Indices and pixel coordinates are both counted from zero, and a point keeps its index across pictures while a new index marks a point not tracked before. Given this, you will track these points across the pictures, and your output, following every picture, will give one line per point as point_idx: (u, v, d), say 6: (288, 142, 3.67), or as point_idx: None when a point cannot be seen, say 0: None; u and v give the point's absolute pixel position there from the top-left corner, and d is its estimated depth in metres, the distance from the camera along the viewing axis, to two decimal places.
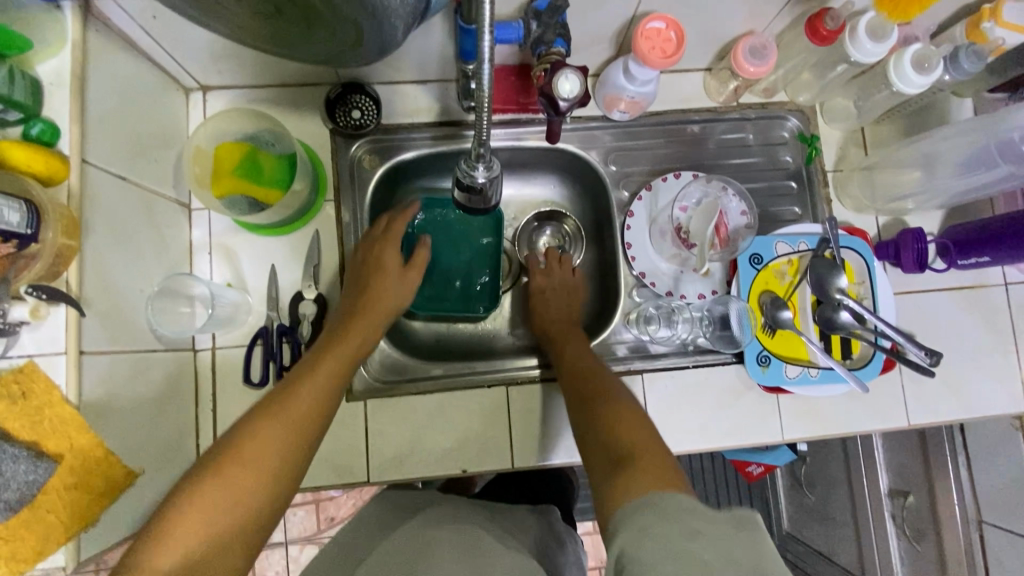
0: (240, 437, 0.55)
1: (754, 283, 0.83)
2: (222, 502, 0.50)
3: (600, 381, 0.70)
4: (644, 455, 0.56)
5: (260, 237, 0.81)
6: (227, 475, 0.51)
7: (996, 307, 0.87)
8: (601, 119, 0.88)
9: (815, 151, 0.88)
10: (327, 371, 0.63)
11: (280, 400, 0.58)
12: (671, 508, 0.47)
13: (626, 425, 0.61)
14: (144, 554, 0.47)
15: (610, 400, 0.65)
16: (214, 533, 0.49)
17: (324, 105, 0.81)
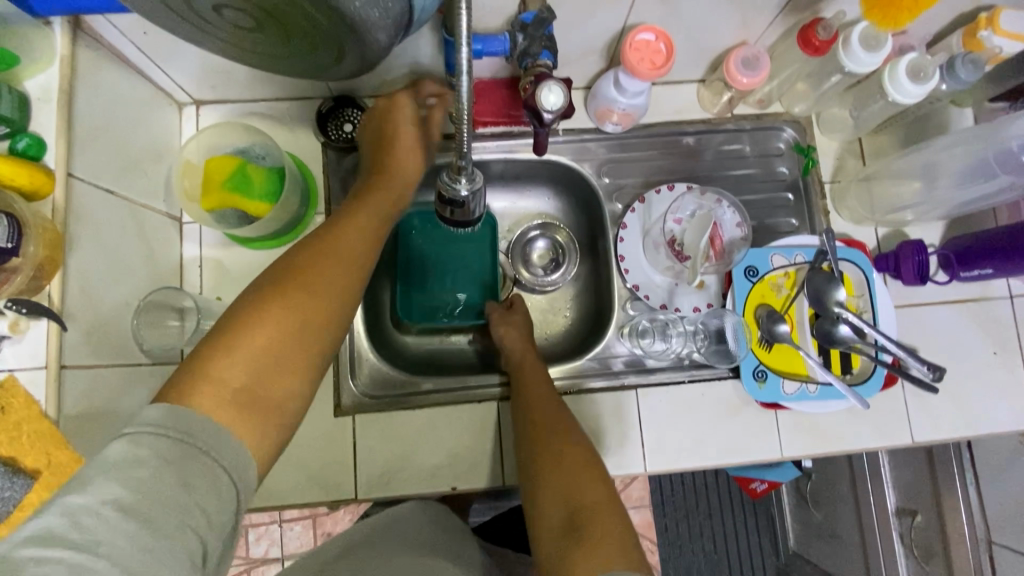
0: (296, 265, 0.53)
1: (750, 295, 0.81)
2: (284, 326, 0.50)
3: (554, 418, 0.68)
4: (594, 516, 0.56)
5: (250, 250, 0.80)
6: (289, 301, 0.50)
7: (1001, 320, 0.85)
8: (594, 131, 0.88)
9: (812, 162, 0.87)
10: (369, 217, 0.61)
11: (330, 241, 0.56)
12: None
13: (579, 480, 0.60)
14: (211, 361, 0.46)
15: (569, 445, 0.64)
16: (277, 362, 0.49)
17: (316, 119, 0.81)
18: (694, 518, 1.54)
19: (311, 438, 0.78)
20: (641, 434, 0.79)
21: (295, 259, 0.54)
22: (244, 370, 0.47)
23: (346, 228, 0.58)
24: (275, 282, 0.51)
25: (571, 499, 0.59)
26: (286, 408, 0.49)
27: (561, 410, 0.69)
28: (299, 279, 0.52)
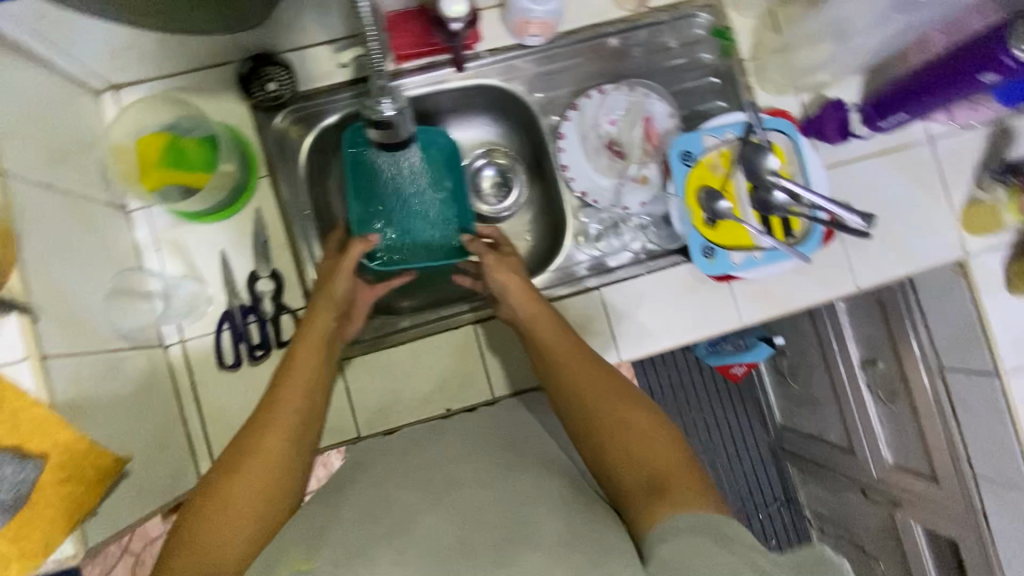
0: (243, 444, 0.61)
1: (688, 179, 0.84)
2: (233, 493, 0.57)
3: (594, 380, 0.62)
4: (673, 478, 0.52)
5: (203, 225, 0.81)
6: (225, 481, 0.58)
7: (923, 162, 0.91)
8: (517, 48, 0.88)
9: (730, 43, 0.90)
10: (301, 364, 0.68)
11: (258, 412, 0.64)
12: (720, 531, 0.45)
13: (650, 441, 0.56)
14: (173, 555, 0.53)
15: (621, 401, 0.59)
16: (227, 526, 0.55)
17: (239, 82, 0.80)
18: (686, 412, 1.65)
19: None
20: (610, 328, 0.85)
21: (246, 436, 0.61)
22: (201, 542, 0.53)
23: (288, 388, 0.65)
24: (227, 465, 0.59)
25: (643, 459, 0.54)
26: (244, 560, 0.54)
27: (595, 369, 0.64)
28: (246, 456, 0.59)
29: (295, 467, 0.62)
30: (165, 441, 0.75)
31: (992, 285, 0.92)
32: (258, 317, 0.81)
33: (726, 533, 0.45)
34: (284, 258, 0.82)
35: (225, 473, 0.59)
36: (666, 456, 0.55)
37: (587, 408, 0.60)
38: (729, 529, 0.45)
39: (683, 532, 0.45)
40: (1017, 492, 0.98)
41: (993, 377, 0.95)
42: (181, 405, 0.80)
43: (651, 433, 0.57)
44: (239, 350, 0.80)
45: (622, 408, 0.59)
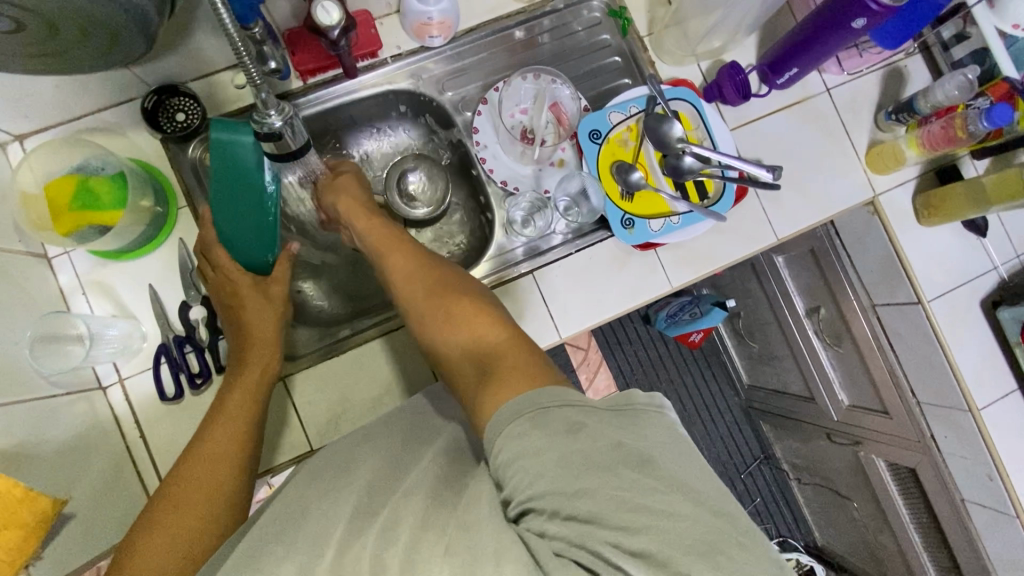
0: (178, 477, 0.63)
1: (601, 156, 0.89)
2: (174, 529, 0.59)
3: (432, 284, 0.69)
4: (502, 354, 0.58)
5: (127, 262, 0.81)
6: (165, 515, 0.60)
7: (823, 112, 0.95)
8: (422, 51, 0.90)
9: (627, 22, 0.93)
10: (240, 399, 0.70)
11: (200, 442, 0.66)
12: (538, 406, 0.48)
13: (477, 325, 0.62)
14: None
15: (457, 301, 0.66)
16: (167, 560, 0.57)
17: (145, 117, 0.81)
18: (656, 386, 1.68)
19: None
20: (547, 308, 0.87)
21: (182, 472, 0.63)
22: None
23: (221, 420, 0.68)
24: (163, 496, 0.62)
25: (476, 347, 0.61)
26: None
27: (441, 277, 0.69)
28: (183, 490, 0.62)
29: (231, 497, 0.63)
30: (112, 482, 0.74)
31: (903, 219, 0.97)
32: (195, 346, 0.81)
33: (540, 402, 0.48)
34: None
35: (163, 507, 0.60)
36: (491, 335, 0.61)
37: (433, 315, 0.66)
38: (541, 398, 0.48)
39: (501, 414, 0.49)
40: (957, 412, 1.03)
41: (917, 306, 0.99)
42: (128, 444, 0.79)
43: (486, 319, 0.63)
44: (179, 381, 0.80)
45: (461, 308, 0.64)
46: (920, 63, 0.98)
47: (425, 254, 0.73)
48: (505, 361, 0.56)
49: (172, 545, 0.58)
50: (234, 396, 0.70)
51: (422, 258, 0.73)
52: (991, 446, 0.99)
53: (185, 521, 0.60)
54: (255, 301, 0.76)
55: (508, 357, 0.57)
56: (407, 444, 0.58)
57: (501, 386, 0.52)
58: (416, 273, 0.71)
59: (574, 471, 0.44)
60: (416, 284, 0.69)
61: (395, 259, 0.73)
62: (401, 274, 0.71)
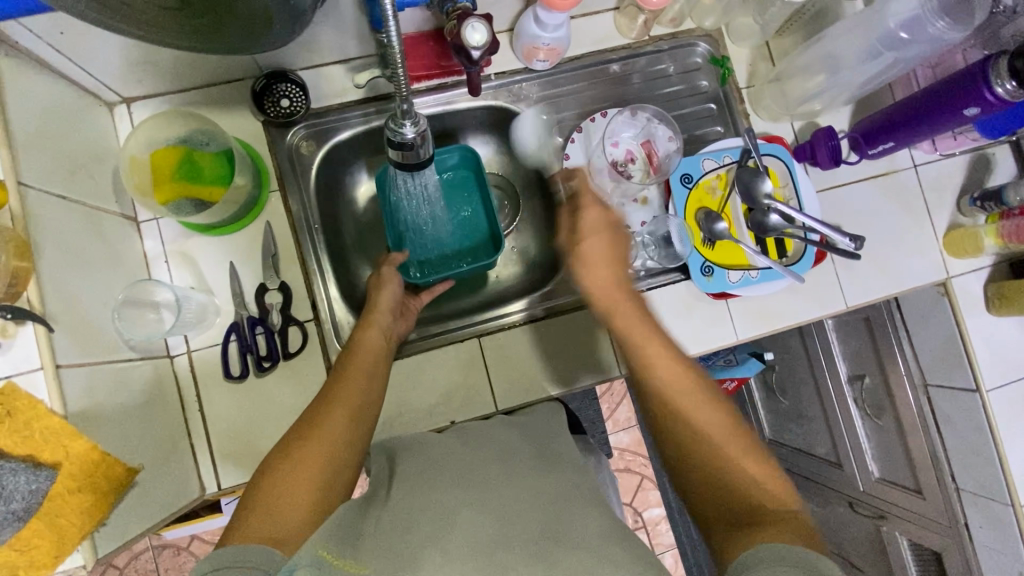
0: (312, 418, 0.65)
1: (687, 201, 0.90)
2: (304, 464, 0.60)
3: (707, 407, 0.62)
4: (777, 513, 0.54)
5: (213, 237, 0.82)
6: (299, 449, 0.61)
7: (907, 188, 0.96)
8: (524, 71, 0.91)
9: (727, 72, 0.94)
10: (365, 359, 0.73)
11: (333, 393, 0.68)
12: (803, 561, 0.46)
13: (751, 475, 0.58)
14: (249, 512, 0.56)
15: (731, 442, 0.60)
16: (297, 492, 0.58)
17: (252, 98, 0.83)
18: None
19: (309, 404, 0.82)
20: (612, 341, 0.88)
21: (315, 414, 0.65)
22: (274, 507, 0.56)
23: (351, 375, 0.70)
24: (296, 437, 0.63)
25: (746, 496, 0.56)
26: (298, 527, 0.56)
27: (694, 384, 0.63)
28: (315, 429, 0.64)
29: (355, 448, 0.65)
30: (169, 453, 0.74)
31: (972, 305, 0.97)
32: (266, 329, 0.81)
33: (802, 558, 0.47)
34: (293, 271, 0.83)
35: (297, 441, 0.62)
36: (766, 490, 0.57)
37: (682, 429, 0.61)
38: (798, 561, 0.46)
39: (763, 552, 0.48)
40: (998, 506, 1.01)
41: (975, 393, 0.98)
42: (186, 417, 0.80)
43: (764, 471, 0.59)
44: (246, 362, 0.80)
45: (739, 455, 0.59)
46: (1008, 154, 0.98)
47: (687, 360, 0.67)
48: (781, 521, 0.53)
49: (304, 487, 0.59)
50: (359, 356, 0.73)
51: (679, 362, 0.65)
52: None
53: (315, 466, 0.61)
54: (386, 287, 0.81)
55: (783, 516, 0.53)
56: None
57: (766, 533, 0.51)
58: (677, 379, 0.63)
59: None
60: (684, 392, 0.63)
61: (655, 355, 0.65)
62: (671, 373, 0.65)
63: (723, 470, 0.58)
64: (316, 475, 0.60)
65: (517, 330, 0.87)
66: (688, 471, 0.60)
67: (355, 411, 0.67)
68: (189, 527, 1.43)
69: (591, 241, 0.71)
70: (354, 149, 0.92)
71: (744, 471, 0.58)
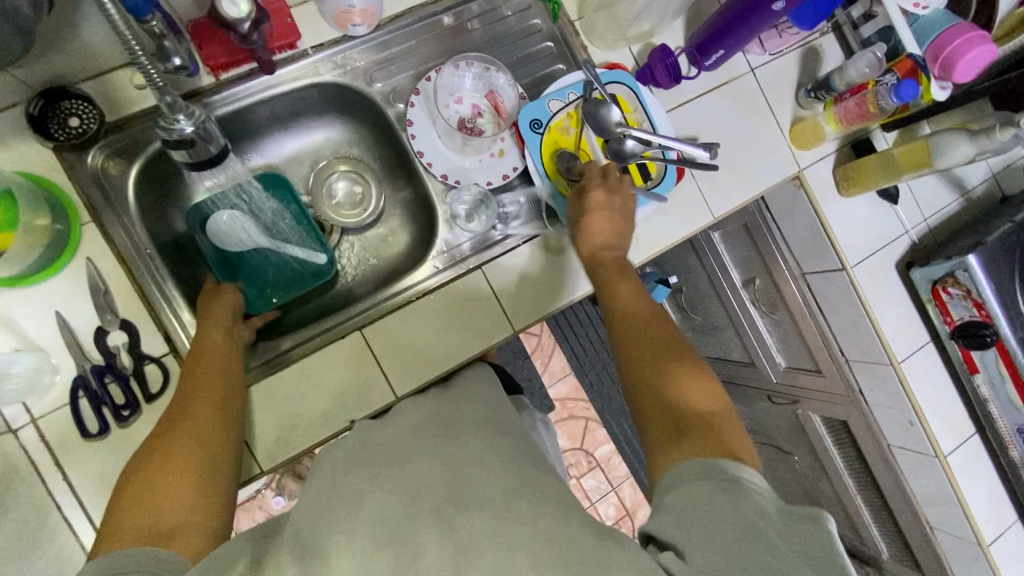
0: (171, 418, 0.61)
1: (543, 145, 0.88)
2: (174, 461, 0.56)
3: (666, 336, 0.66)
4: (712, 427, 0.57)
5: (27, 289, 0.72)
6: (163, 449, 0.57)
7: (749, 91, 0.99)
8: (344, 40, 0.85)
9: (556, 6, 0.92)
10: (217, 356, 0.70)
11: (189, 390, 0.64)
12: (727, 477, 0.51)
13: (693, 391, 0.61)
14: (114, 528, 0.51)
15: (676, 362, 0.63)
16: (174, 489, 0.54)
17: (32, 124, 0.72)
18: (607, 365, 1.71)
19: None
20: (499, 303, 0.87)
21: (172, 415, 0.62)
22: (147, 508, 0.52)
23: (204, 370, 0.67)
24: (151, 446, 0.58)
25: (678, 407, 0.59)
26: (188, 524, 0.53)
27: (670, 332, 0.67)
28: (175, 426, 0.60)
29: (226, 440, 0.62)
30: (32, 534, 0.66)
31: (826, 191, 1.03)
32: (118, 375, 0.74)
33: (735, 477, 0.51)
34: (134, 305, 0.75)
35: (156, 444, 0.58)
36: (708, 409, 0.59)
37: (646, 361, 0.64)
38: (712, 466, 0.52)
39: (692, 469, 0.52)
40: (881, 368, 1.11)
41: (842, 272, 1.06)
42: (48, 490, 0.71)
43: (708, 391, 0.61)
44: (103, 415, 0.73)
45: (683, 372, 0.62)
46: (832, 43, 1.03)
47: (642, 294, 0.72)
48: (711, 431, 0.56)
49: (177, 482, 0.55)
50: (209, 352, 0.70)
51: (648, 303, 0.70)
52: (910, 396, 1.08)
53: (187, 462, 0.57)
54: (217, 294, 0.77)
55: (721, 430, 0.57)
56: None
57: (697, 444, 0.55)
58: (643, 317, 0.68)
59: (736, 548, 0.46)
60: (643, 322, 0.68)
61: (620, 291, 0.72)
62: (624, 311, 0.70)
63: (667, 387, 0.61)
64: (190, 467, 0.57)
65: (393, 315, 0.84)
66: (633, 386, 0.63)
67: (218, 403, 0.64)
68: None
69: (594, 216, 0.78)
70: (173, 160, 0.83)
71: (690, 388, 0.61)
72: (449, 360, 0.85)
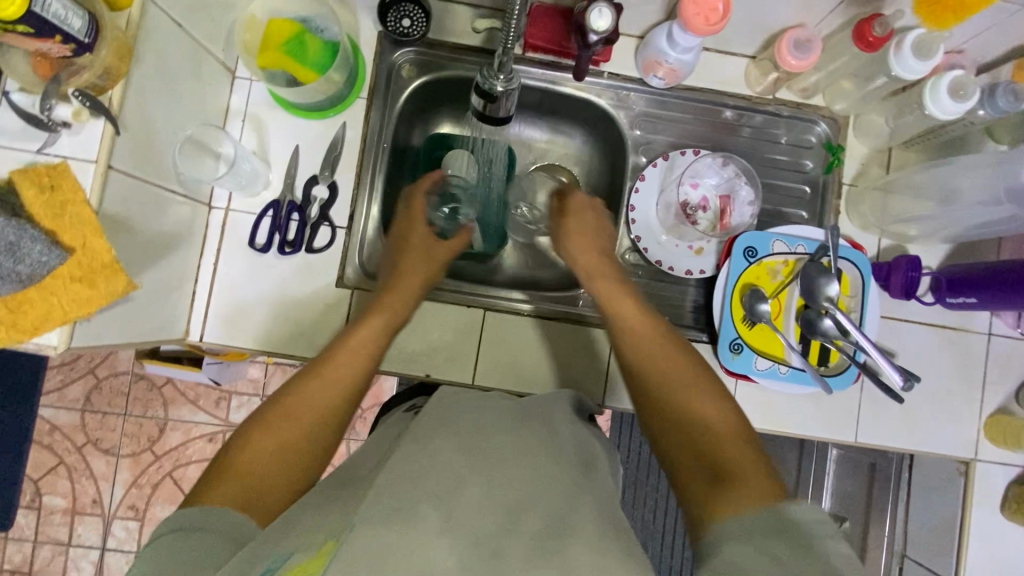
0: (292, 390, 0.67)
1: (743, 273, 0.85)
2: (267, 443, 0.62)
3: (678, 368, 0.70)
4: (738, 469, 0.58)
5: (292, 117, 0.86)
6: (263, 429, 0.63)
7: (972, 352, 0.89)
8: (638, 83, 0.90)
9: (837, 161, 0.89)
10: (371, 333, 0.72)
11: (328, 361, 0.69)
12: (778, 525, 0.50)
13: (711, 433, 0.63)
14: (203, 492, 0.57)
15: (695, 400, 0.67)
16: (258, 471, 0.60)
17: (377, 8, 0.85)
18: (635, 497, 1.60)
19: (311, 301, 0.84)
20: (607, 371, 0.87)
21: (290, 387, 0.67)
22: (239, 474, 0.59)
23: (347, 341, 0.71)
24: (256, 420, 0.64)
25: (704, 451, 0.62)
26: (273, 507, 0.58)
27: (689, 366, 0.70)
28: (284, 398, 0.66)
29: (322, 425, 0.65)
30: (173, 288, 0.78)
31: (988, 497, 0.89)
32: (301, 218, 0.84)
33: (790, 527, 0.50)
34: (347, 176, 0.86)
35: (262, 421, 0.64)
36: (730, 447, 0.61)
37: (671, 402, 0.67)
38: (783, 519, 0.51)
39: (733, 524, 0.53)
40: None
41: None
42: (198, 266, 0.83)
43: (722, 422, 0.64)
44: (272, 238, 0.84)
45: (698, 402, 0.66)
46: None
47: (656, 324, 0.75)
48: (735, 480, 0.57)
49: (266, 459, 0.61)
50: (354, 338, 0.72)
51: (653, 329, 0.74)
52: None
53: (281, 441, 0.63)
54: (414, 223, 0.85)
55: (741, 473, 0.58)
56: (464, 429, 0.57)
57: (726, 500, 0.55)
58: (655, 353, 0.72)
59: None
60: (662, 362, 0.71)
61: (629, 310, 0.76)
62: (631, 339, 0.74)
63: (680, 414, 0.66)
64: (273, 457, 0.61)
65: (517, 318, 0.87)
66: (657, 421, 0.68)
67: (338, 381, 0.68)
68: (166, 371, 1.50)
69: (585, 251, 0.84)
70: (450, 91, 0.93)
71: (708, 426, 0.64)
72: (533, 386, 0.87)
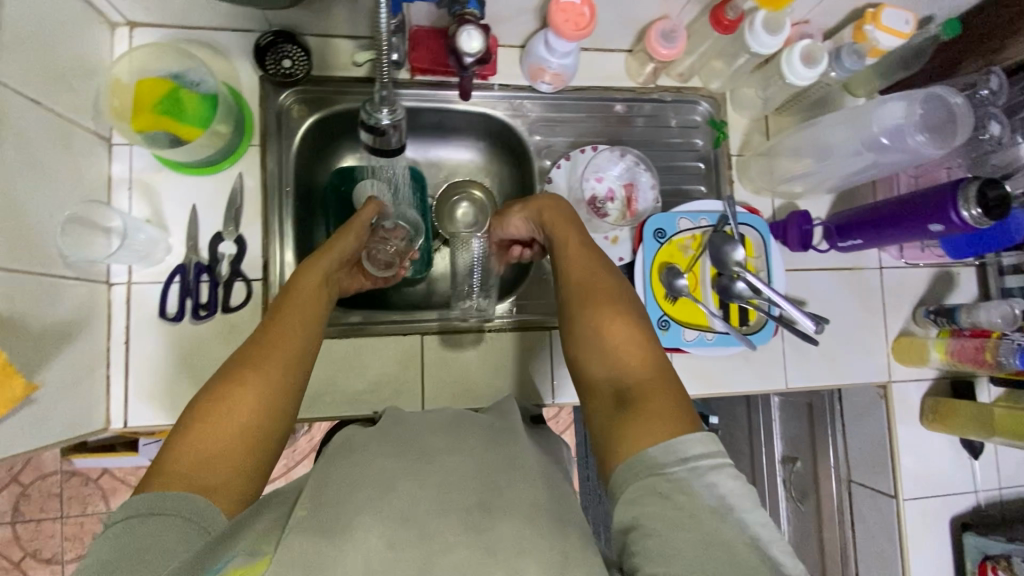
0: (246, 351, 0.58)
1: (658, 254, 0.90)
2: (233, 404, 0.53)
3: (607, 287, 0.67)
4: (651, 396, 0.58)
5: (183, 176, 0.82)
6: (220, 388, 0.54)
7: (869, 286, 0.98)
8: (528, 90, 0.93)
9: (722, 135, 0.96)
10: (305, 302, 0.65)
11: (267, 325, 0.61)
12: (662, 473, 0.51)
13: (625, 355, 0.62)
14: (165, 462, 0.50)
15: (617, 320, 0.64)
16: (228, 437, 0.52)
17: (255, 53, 0.83)
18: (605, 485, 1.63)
19: None
20: (551, 370, 0.90)
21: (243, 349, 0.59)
22: (199, 445, 0.51)
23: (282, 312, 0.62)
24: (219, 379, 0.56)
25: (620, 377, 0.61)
26: (243, 486, 0.51)
27: (614, 289, 0.67)
28: (240, 362, 0.57)
29: (288, 387, 0.57)
30: (82, 377, 0.73)
31: (908, 413, 0.99)
32: (212, 278, 0.81)
33: (676, 477, 0.51)
34: (253, 227, 0.84)
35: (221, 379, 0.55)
36: (640, 371, 0.60)
37: (586, 328, 0.65)
38: (657, 461, 0.52)
39: (622, 472, 0.54)
40: None
41: (892, 499, 0.99)
42: (109, 348, 0.78)
43: (639, 345, 0.62)
44: (184, 305, 0.80)
45: (618, 321, 0.64)
46: (971, 276, 1.00)
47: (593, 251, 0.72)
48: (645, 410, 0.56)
49: (235, 421, 0.53)
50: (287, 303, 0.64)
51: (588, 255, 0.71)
52: None
53: (251, 399, 0.54)
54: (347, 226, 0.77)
55: (651, 403, 0.57)
56: None
57: (631, 430, 0.55)
58: (585, 278, 0.68)
59: None
60: (588, 287, 0.67)
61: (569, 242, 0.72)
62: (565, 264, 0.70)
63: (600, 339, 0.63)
64: (244, 418, 0.53)
65: (453, 336, 0.88)
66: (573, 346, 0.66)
67: (289, 342, 0.59)
68: (99, 462, 1.39)
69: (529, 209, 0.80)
70: (345, 124, 0.92)
71: (621, 349, 0.62)
72: (483, 399, 0.88)
